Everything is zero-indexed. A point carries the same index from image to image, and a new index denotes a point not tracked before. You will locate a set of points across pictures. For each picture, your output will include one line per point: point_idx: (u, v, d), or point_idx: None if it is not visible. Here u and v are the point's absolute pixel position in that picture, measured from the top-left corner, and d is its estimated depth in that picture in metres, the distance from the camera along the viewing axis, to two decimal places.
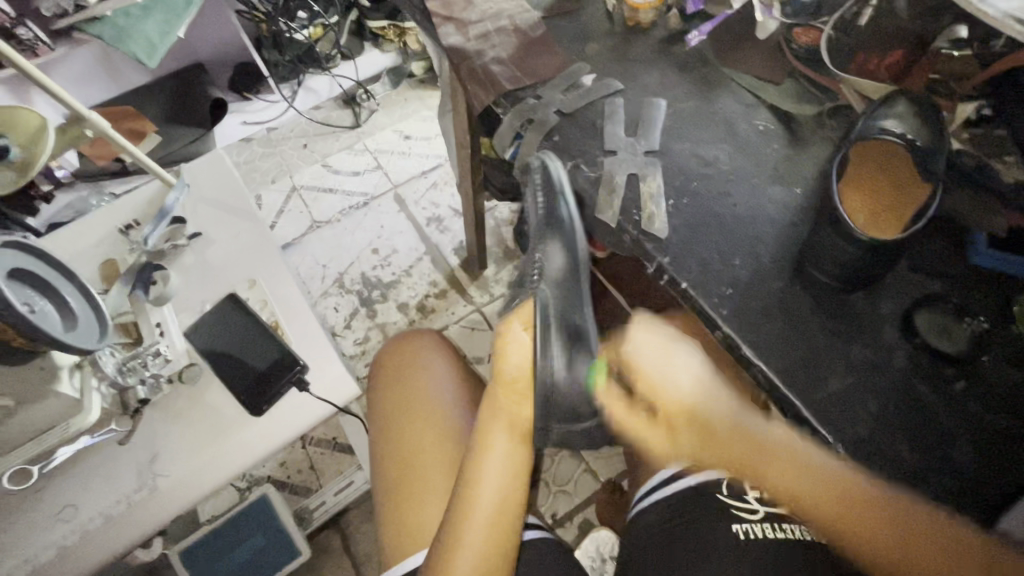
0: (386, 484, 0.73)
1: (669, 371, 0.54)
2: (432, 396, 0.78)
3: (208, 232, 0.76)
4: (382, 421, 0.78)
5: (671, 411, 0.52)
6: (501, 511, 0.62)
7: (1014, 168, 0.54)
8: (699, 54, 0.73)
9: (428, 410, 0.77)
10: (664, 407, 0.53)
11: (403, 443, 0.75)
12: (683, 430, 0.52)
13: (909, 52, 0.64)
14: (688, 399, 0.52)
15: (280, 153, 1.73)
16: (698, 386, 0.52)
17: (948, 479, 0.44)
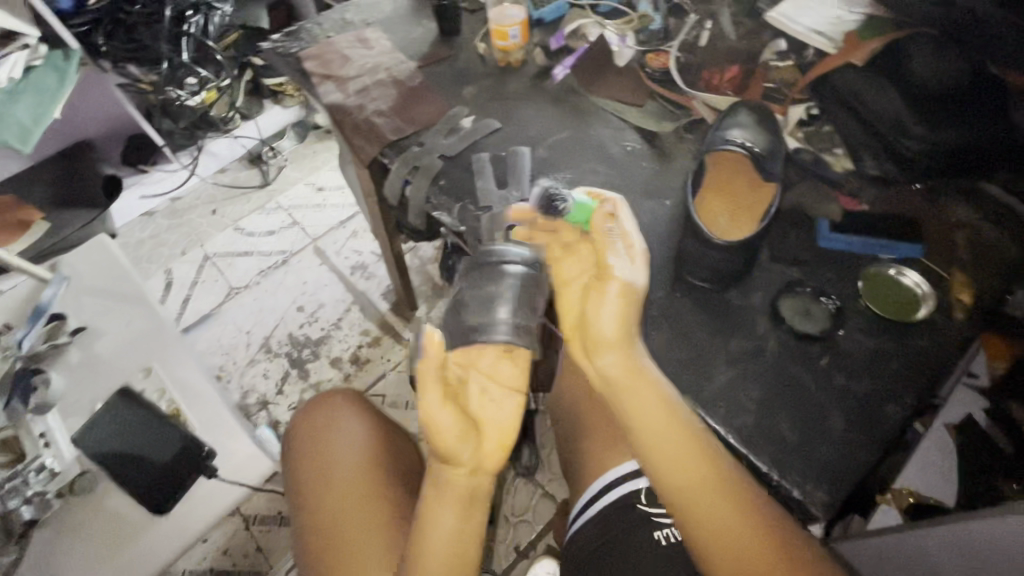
0: (307, 545, 0.70)
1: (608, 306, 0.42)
2: (343, 453, 0.77)
3: (95, 324, 0.70)
4: (297, 476, 0.76)
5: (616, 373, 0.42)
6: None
7: (841, 159, 0.62)
8: (567, 86, 0.78)
9: (337, 458, 0.76)
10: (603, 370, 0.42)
11: (317, 493, 0.73)
12: (624, 389, 0.43)
13: (743, 68, 0.71)
14: (630, 371, 0.42)
15: (189, 223, 1.67)
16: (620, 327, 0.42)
17: (828, 448, 0.48)
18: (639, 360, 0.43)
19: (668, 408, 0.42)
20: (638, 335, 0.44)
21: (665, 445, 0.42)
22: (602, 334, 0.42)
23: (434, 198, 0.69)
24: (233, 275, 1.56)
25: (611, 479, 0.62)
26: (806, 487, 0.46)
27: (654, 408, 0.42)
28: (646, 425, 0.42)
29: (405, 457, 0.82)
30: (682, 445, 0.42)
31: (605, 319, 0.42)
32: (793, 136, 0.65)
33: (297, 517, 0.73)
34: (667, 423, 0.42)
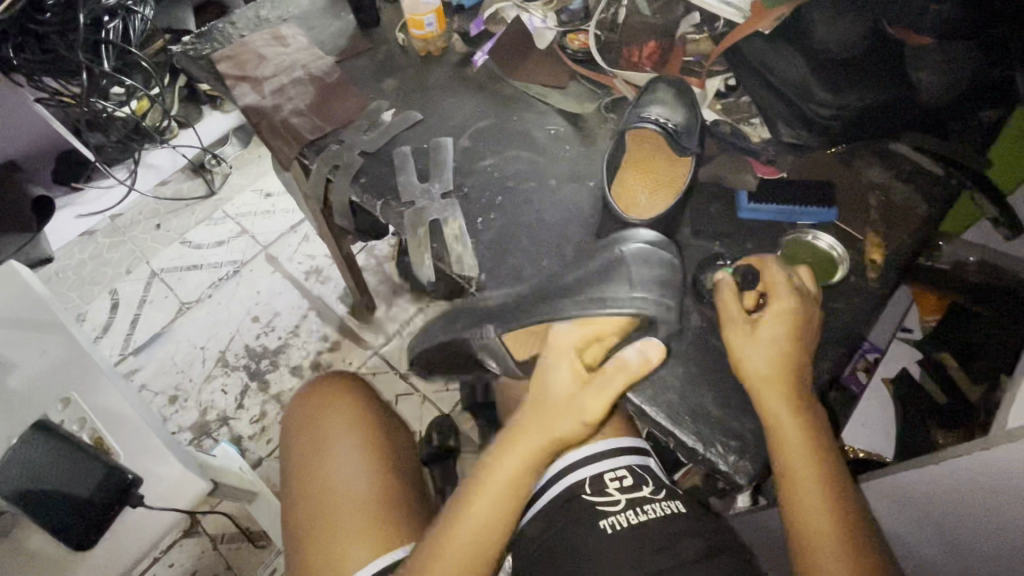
0: (300, 541, 0.65)
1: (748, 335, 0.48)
2: (337, 451, 0.70)
3: (9, 357, 0.66)
4: (292, 475, 0.70)
5: (757, 367, 0.46)
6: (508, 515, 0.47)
7: (759, 128, 0.63)
8: (488, 72, 0.76)
9: (335, 454, 0.69)
10: (755, 368, 0.46)
11: (314, 488, 0.67)
12: (761, 369, 0.46)
13: (661, 42, 0.71)
14: (775, 356, 0.46)
15: (131, 240, 1.60)
16: (762, 344, 0.47)
17: (751, 414, 0.48)
18: (767, 324, 0.47)
19: (774, 354, 0.46)
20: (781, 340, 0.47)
21: (793, 426, 0.45)
22: (750, 338, 0.47)
23: (357, 197, 0.67)
24: (182, 290, 1.50)
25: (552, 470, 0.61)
26: (730, 458, 0.47)
27: (772, 371, 0.46)
28: (768, 386, 0.46)
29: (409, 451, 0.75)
30: (762, 401, 0.46)
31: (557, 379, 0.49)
32: (713, 108, 0.65)
33: (292, 515, 0.67)
34: (788, 387, 0.46)
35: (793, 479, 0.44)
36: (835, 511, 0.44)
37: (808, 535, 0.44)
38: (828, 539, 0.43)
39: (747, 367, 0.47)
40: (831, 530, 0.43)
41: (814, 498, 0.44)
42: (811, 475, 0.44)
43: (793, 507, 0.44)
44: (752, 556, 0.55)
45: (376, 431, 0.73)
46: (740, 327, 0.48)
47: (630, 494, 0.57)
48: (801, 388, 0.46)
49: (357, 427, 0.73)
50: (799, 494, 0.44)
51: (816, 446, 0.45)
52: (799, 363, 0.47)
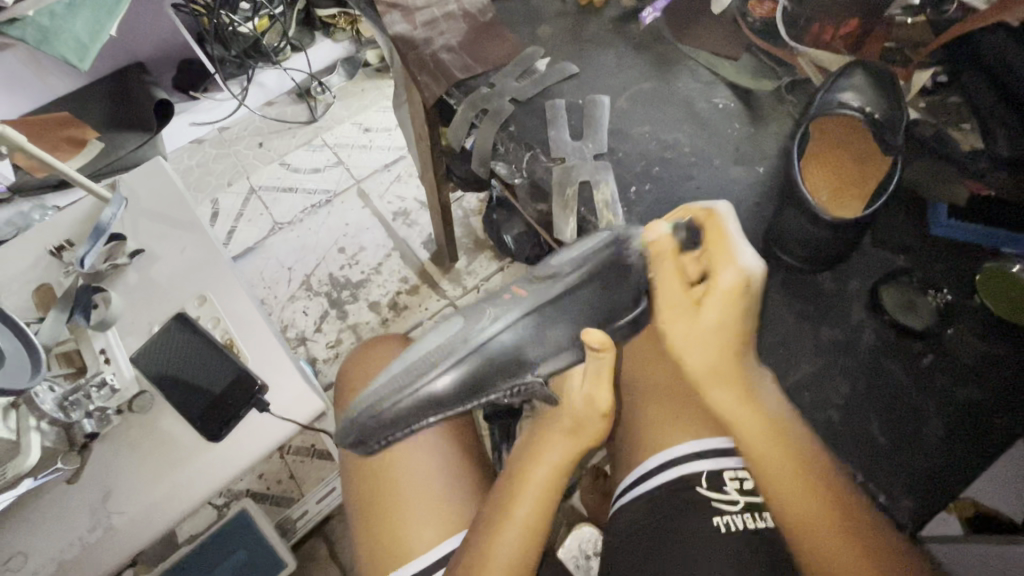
0: (361, 513, 0.63)
1: (682, 317, 0.47)
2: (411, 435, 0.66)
3: (153, 248, 0.69)
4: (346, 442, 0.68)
5: (724, 285, 0.45)
6: (545, 514, 0.51)
7: (971, 135, 0.55)
8: (654, 33, 0.70)
9: None
10: (721, 285, 0.45)
11: (380, 463, 0.64)
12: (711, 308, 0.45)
13: (865, 21, 0.61)
14: (748, 280, 0.45)
15: (235, 153, 1.58)
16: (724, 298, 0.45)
17: (922, 452, 0.44)
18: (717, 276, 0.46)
19: (716, 346, 0.45)
20: (699, 329, 0.46)
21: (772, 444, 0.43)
22: (728, 252, 0.46)
23: (503, 146, 0.64)
24: (278, 210, 1.48)
25: (660, 462, 0.57)
26: (894, 494, 0.43)
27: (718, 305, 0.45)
28: (709, 338, 0.45)
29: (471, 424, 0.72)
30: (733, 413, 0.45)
31: (601, 393, 0.54)
32: (915, 107, 0.58)
33: (350, 483, 0.65)
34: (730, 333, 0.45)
35: (781, 452, 0.42)
36: (819, 495, 0.40)
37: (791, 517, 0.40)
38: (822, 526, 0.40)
39: (716, 283, 0.45)
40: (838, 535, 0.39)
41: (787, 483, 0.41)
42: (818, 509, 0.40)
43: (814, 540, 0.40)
44: None
45: None
46: (672, 274, 0.49)
47: (750, 496, 0.53)
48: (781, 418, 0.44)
49: None
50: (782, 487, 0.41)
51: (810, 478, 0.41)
52: (754, 302, 0.45)
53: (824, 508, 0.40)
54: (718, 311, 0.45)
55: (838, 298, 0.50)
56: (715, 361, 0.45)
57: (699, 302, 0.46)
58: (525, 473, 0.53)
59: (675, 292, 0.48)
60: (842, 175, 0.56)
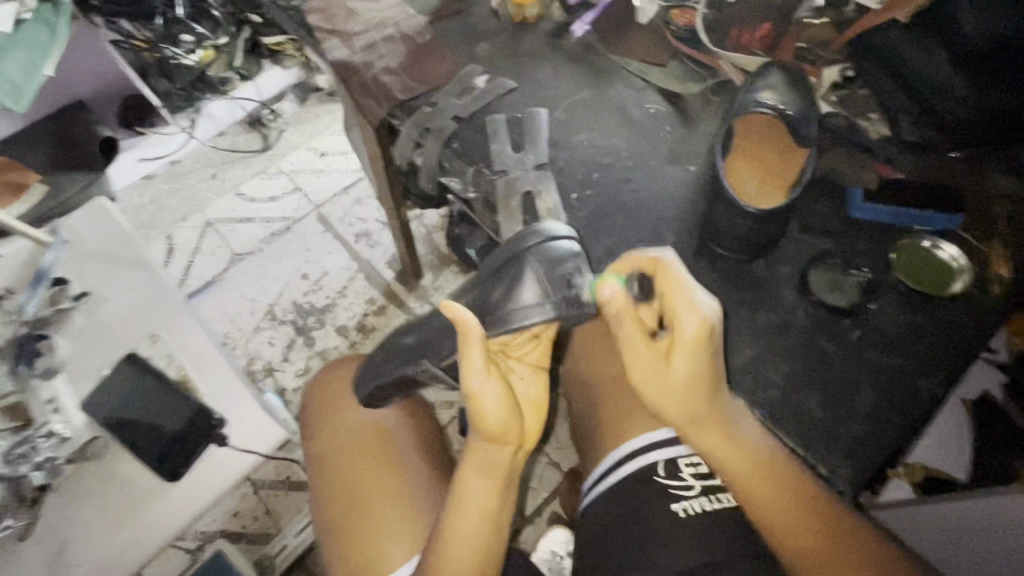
0: (332, 531, 0.63)
1: (656, 374, 0.44)
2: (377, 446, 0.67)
3: (99, 290, 0.65)
4: (313, 468, 0.68)
5: (687, 339, 0.42)
6: (490, 518, 0.50)
7: (879, 124, 0.59)
8: (586, 44, 0.73)
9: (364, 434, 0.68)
10: (684, 336, 0.42)
11: (344, 480, 0.65)
12: (678, 360, 0.43)
13: (775, 26, 0.67)
14: (709, 329, 0.42)
15: (188, 187, 1.55)
16: (688, 365, 0.43)
17: (855, 420, 0.47)
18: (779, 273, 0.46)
19: (681, 398, 0.43)
20: (669, 385, 0.43)
21: (756, 477, 0.44)
22: (686, 297, 0.43)
23: (448, 162, 0.66)
24: (236, 241, 1.46)
25: (621, 456, 0.59)
26: (831, 462, 0.45)
27: (695, 331, 0.42)
28: (701, 372, 0.43)
29: (434, 432, 0.73)
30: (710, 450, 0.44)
31: (476, 374, 0.47)
32: (827, 100, 0.61)
33: (320, 507, 0.65)
34: (700, 366, 0.42)
35: (760, 483, 0.44)
36: (812, 523, 0.44)
37: (786, 541, 0.44)
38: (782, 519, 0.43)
39: (678, 336, 0.42)
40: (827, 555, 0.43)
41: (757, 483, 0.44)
42: (807, 540, 0.43)
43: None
44: None
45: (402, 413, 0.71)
46: (632, 326, 0.45)
47: (705, 481, 0.56)
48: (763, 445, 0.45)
49: (391, 420, 0.70)
50: (768, 501, 0.44)
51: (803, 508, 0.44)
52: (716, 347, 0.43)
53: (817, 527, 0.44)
54: (698, 369, 0.42)
55: (770, 283, 0.53)
56: (682, 412, 0.44)
57: (665, 353, 0.44)
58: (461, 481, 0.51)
59: (637, 344, 0.45)
60: (770, 166, 0.59)
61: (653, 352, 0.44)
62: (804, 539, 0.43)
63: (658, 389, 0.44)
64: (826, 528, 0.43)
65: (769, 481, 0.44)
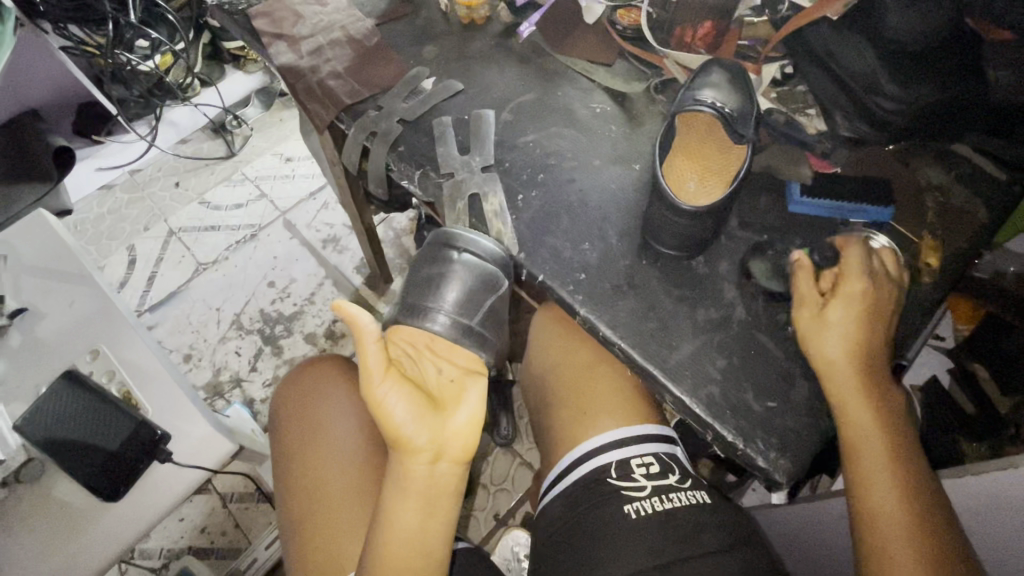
0: (294, 543, 0.63)
1: (816, 330, 0.47)
2: (336, 456, 0.66)
3: (37, 305, 0.66)
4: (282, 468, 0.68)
5: (851, 294, 0.47)
6: (423, 538, 0.48)
7: (814, 120, 0.60)
8: (534, 45, 0.73)
9: (325, 443, 0.67)
10: (850, 291, 0.47)
11: (304, 491, 0.65)
12: (836, 312, 0.47)
13: (718, 23, 0.67)
14: (873, 290, 0.47)
15: (149, 197, 1.51)
16: (851, 308, 0.47)
17: (795, 414, 0.47)
18: (847, 267, 0.49)
19: (851, 348, 0.46)
20: (821, 346, 0.47)
21: (880, 447, 0.45)
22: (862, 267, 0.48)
23: (394, 166, 0.65)
24: (199, 251, 1.43)
25: (575, 458, 0.59)
26: (771, 455, 0.46)
27: (855, 305, 0.47)
28: (841, 360, 0.46)
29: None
30: (847, 412, 0.45)
31: (381, 382, 0.48)
32: (766, 96, 0.62)
33: (287, 508, 0.65)
34: (867, 336, 0.46)
35: (878, 446, 0.45)
36: (904, 495, 0.45)
37: (875, 514, 0.45)
38: (896, 517, 0.44)
39: (843, 289, 0.47)
40: (909, 527, 0.44)
41: (882, 475, 0.45)
42: (899, 512, 0.44)
43: (879, 547, 0.44)
44: (774, 548, 0.55)
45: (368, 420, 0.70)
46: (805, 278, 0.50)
47: (657, 480, 0.56)
48: (890, 404, 0.46)
49: (354, 428, 0.69)
50: (874, 481, 0.45)
51: (904, 473, 0.45)
52: (880, 301, 0.47)
53: (903, 499, 0.45)
54: (867, 331, 0.46)
55: (711, 279, 0.54)
56: (853, 369, 0.46)
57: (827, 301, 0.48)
58: (390, 502, 0.49)
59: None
60: (710, 162, 0.60)
61: (816, 299, 0.48)
62: (897, 511, 0.44)
63: (810, 333, 0.48)
64: (911, 498, 0.45)
65: (878, 449, 0.45)
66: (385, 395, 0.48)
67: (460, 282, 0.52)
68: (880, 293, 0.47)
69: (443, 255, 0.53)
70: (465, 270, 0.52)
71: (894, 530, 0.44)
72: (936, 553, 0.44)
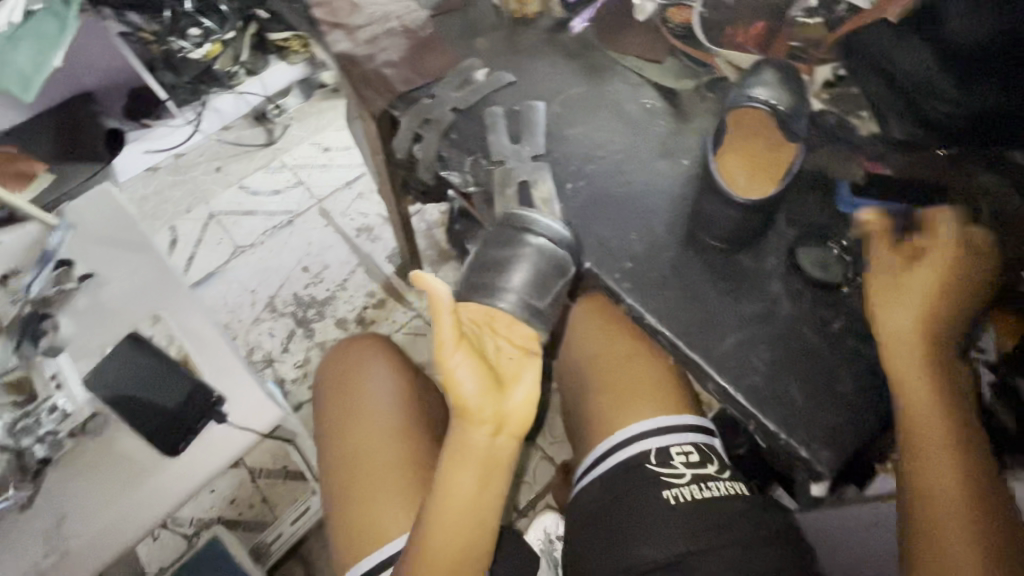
0: (337, 508, 0.65)
1: (887, 297, 0.49)
2: (377, 429, 0.68)
3: (102, 272, 0.69)
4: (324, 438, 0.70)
5: (933, 262, 0.48)
6: (475, 508, 0.50)
7: (868, 121, 0.61)
8: (585, 41, 0.75)
9: (368, 415, 0.69)
10: (933, 259, 0.48)
11: (348, 459, 0.67)
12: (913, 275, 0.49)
13: (770, 23, 0.68)
14: (959, 258, 0.48)
15: (192, 180, 1.57)
16: (932, 273, 0.48)
17: (840, 408, 0.48)
18: (935, 242, 0.49)
19: (923, 319, 0.47)
20: (892, 311, 0.48)
21: (935, 424, 0.45)
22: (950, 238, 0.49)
23: (445, 153, 0.67)
24: (237, 233, 1.47)
25: (613, 442, 0.60)
26: (812, 446, 0.47)
27: (927, 280, 0.48)
28: (907, 331, 0.47)
29: (440, 411, 0.76)
30: (902, 387, 0.46)
31: (452, 355, 0.49)
32: (817, 96, 0.64)
33: (331, 474, 0.67)
34: (938, 310, 0.47)
35: (935, 422, 0.46)
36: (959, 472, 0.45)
37: (928, 487, 0.45)
38: (949, 494, 0.45)
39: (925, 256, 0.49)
40: (964, 503, 0.44)
41: (940, 455, 0.45)
42: (954, 489, 0.45)
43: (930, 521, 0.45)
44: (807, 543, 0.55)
45: (407, 398, 0.72)
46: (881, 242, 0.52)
47: (695, 469, 0.57)
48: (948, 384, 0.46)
49: (395, 403, 0.71)
50: (928, 455, 0.45)
51: (960, 451, 0.45)
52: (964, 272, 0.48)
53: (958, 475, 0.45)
54: (942, 300, 0.47)
55: (757, 273, 0.54)
56: (921, 339, 0.47)
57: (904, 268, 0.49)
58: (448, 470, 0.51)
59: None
60: (760, 159, 0.60)
61: (893, 267, 0.50)
62: (952, 488, 0.45)
63: (883, 297, 0.49)
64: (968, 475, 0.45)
65: (935, 425, 0.46)
66: (456, 368, 0.49)
67: (530, 267, 0.53)
68: (964, 269, 0.48)
69: (514, 237, 0.54)
70: (537, 254, 0.53)
71: (951, 509, 0.44)
72: (992, 532, 0.44)
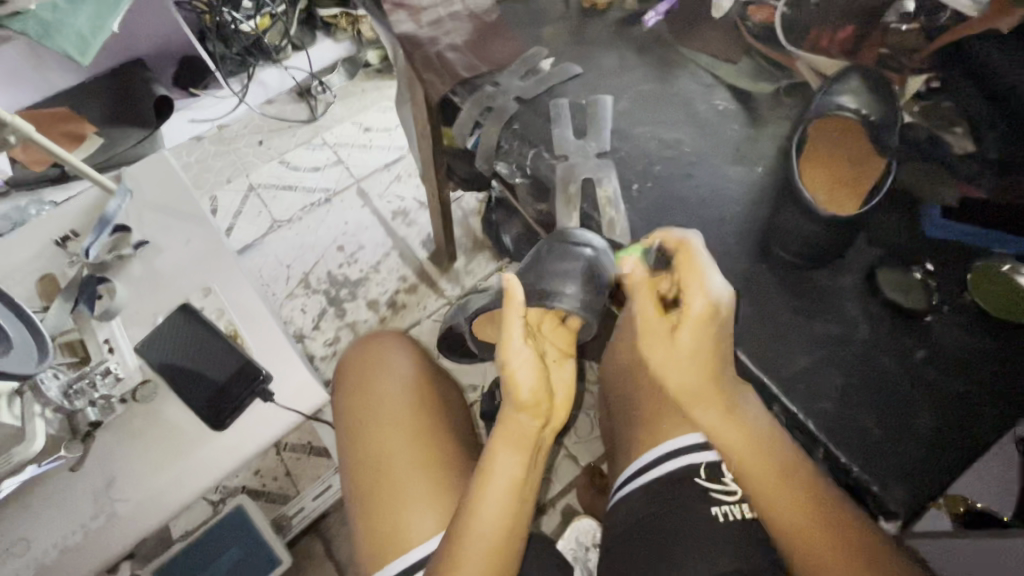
0: (358, 495, 0.64)
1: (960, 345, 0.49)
2: (401, 419, 0.68)
3: (156, 240, 0.71)
4: (345, 424, 0.69)
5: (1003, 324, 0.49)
6: (517, 503, 0.49)
7: (963, 138, 0.56)
8: (656, 35, 0.72)
9: (392, 405, 0.69)
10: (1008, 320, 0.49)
11: (371, 447, 0.66)
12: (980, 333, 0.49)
13: (860, 27, 0.63)
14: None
15: (234, 151, 1.55)
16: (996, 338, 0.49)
17: (915, 445, 0.45)
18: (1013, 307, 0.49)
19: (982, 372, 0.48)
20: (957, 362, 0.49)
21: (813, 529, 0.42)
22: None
23: (507, 143, 0.65)
24: (276, 208, 1.48)
25: (660, 454, 0.58)
26: (885, 483, 0.44)
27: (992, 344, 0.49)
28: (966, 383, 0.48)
29: (459, 408, 0.76)
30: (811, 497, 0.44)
31: (516, 344, 0.51)
32: (908, 111, 0.59)
33: (348, 462, 0.66)
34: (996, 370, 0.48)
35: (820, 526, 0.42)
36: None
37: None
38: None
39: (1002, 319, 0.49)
40: None
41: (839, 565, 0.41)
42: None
43: None
44: None
45: (428, 391, 0.72)
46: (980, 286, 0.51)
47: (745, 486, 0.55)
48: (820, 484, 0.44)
49: (417, 397, 0.70)
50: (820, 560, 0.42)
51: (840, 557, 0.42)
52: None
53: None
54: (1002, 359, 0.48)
55: (831, 292, 0.52)
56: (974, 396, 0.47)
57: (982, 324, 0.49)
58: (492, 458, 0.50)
59: (652, 321, 0.49)
60: (844, 175, 0.57)
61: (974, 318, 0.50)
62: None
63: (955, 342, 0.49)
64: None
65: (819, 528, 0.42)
66: (523, 357, 0.50)
67: (592, 275, 0.52)
68: None
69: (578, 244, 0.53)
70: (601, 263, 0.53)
71: None
72: None
